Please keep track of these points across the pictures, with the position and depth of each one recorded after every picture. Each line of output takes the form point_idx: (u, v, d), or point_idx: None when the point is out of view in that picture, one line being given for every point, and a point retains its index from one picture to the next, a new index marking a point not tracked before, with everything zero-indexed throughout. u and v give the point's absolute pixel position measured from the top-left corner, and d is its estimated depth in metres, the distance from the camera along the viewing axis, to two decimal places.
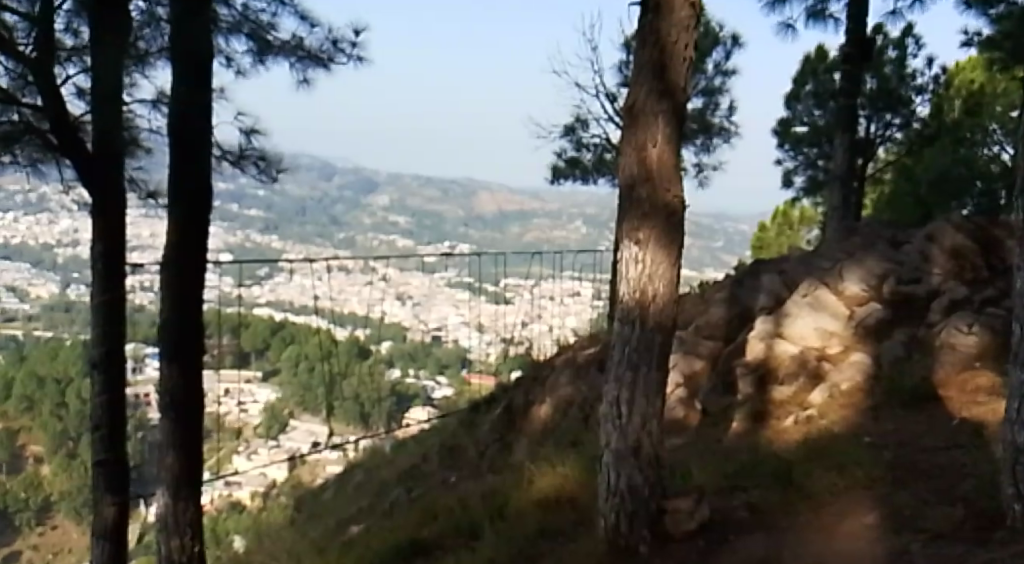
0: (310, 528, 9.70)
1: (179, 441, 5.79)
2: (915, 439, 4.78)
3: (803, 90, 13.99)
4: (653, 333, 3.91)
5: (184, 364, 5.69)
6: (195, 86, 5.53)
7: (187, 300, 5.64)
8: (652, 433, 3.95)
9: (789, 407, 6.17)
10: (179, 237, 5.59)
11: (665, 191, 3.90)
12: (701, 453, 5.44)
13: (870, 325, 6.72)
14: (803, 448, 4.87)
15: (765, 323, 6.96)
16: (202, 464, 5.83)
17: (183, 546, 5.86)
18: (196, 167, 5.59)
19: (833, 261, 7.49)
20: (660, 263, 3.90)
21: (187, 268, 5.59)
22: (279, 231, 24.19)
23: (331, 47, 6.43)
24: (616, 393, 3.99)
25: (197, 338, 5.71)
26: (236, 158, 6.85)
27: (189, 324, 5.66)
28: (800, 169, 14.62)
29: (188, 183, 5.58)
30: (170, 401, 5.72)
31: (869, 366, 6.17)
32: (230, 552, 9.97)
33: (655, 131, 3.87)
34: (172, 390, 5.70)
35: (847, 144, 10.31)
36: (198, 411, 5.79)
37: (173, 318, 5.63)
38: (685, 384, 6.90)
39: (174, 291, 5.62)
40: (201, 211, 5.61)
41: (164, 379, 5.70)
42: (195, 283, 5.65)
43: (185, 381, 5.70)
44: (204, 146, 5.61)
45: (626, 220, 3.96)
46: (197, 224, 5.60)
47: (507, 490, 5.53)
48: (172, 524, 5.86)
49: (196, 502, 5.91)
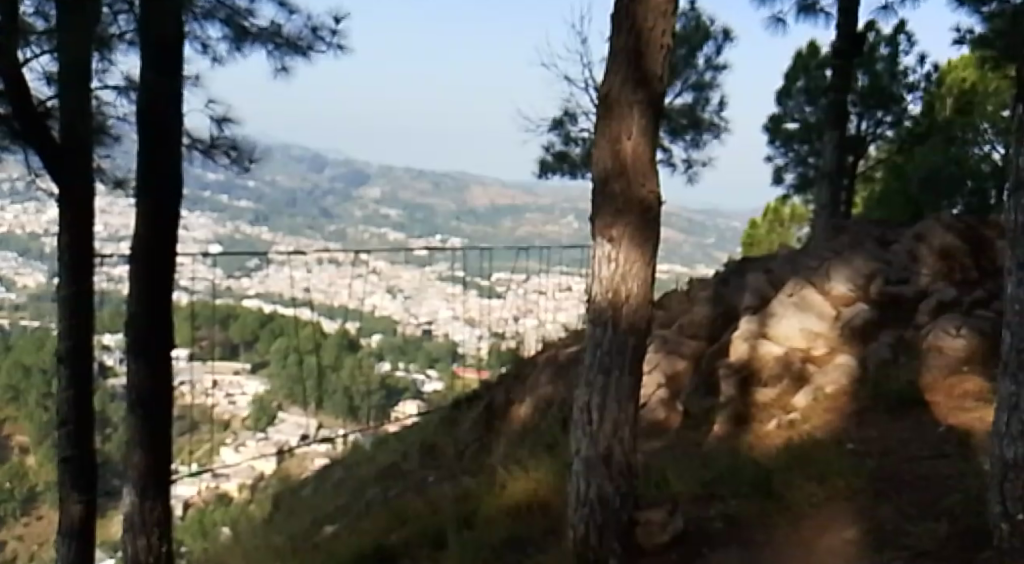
0: (286, 526, 9.49)
1: (146, 439, 5.58)
2: (901, 446, 4.60)
3: (794, 86, 13.79)
4: (625, 336, 3.71)
5: (151, 359, 5.49)
6: (162, 72, 5.33)
7: (156, 293, 5.44)
8: (623, 440, 3.75)
9: (772, 411, 5.97)
10: (148, 227, 5.39)
11: (640, 186, 3.69)
12: (680, 458, 5.27)
13: (857, 326, 6.53)
14: (784, 454, 4.69)
15: (750, 323, 6.77)
16: (169, 463, 5.64)
17: (150, 547, 5.65)
18: (165, 153, 5.38)
19: (820, 260, 7.32)
20: (634, 262, 3.69)
21: (155, 259, 5.39)
22: (269, 223, 23.95)
23: (310, 35, 6.14)
24: (587, 398, 3.79)
25: (166, 332, 5.51)
26: (207, 147, 6.63)
27: (158, 317, 5.46)
28: (790, 167, 14.48)
29: (157, 170, 5.36)
30: (137, 396, 5.52)
31: (854, 369, 5.99)
32: (208, 548, 9.76)
33: (630, 123, 3.66)
34: (140, 386, 5.49)
35: (838, 140, 10.13)
36: (166, 407, 5.60)
37: (141, 311, 5.43)
38: (667, 384, 6.71)
39: (143, 283, 5.42)
40: (171, 199, 5.41)
41: (131, 374, 5.51)
42: (163, 275, 5.44)
43: (153, 376, 5.50)
44: (173, 132, 5.40)
45: (599, 216, 3.75)
46: (166, 213, 5.40)
47: (480, 494, 5.37)
48: (140, 523, 5.67)
49: (163, 502, 5.71)
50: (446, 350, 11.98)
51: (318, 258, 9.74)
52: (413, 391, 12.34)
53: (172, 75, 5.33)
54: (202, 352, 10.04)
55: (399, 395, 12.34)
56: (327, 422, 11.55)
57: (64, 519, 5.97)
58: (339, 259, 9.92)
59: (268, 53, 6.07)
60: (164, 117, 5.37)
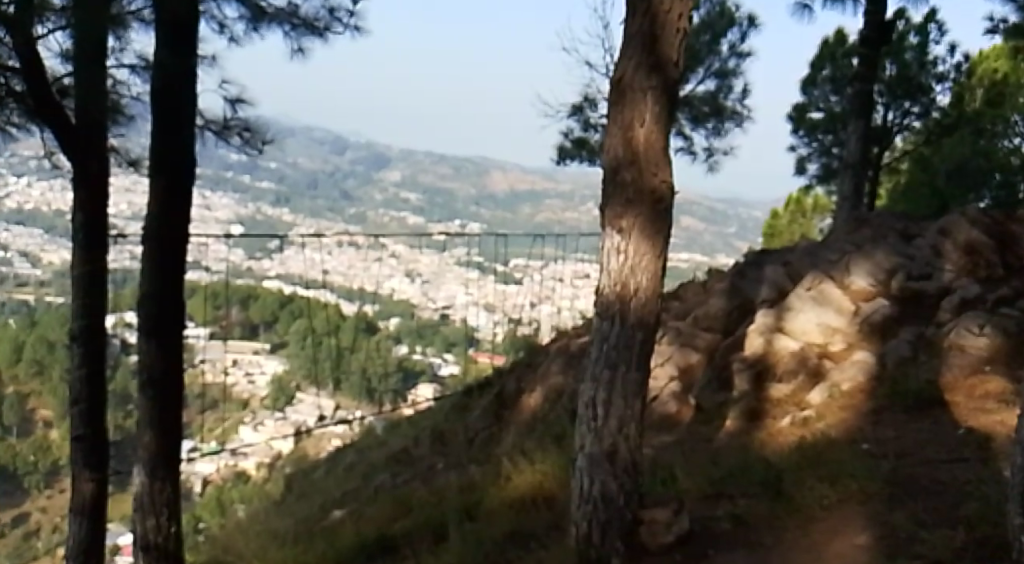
0: (295, 509, 9.45)
1: (156, 420, 5.52)
2: (920, 448, 4.47)
3: (820, 75, 13.58)
4: (633, 330, 3.60)
5: (162, 340, 5.41)
6: (172, 50, 5.25)
7: (168, 273, 5.35)
8: (629, 438, 3.65)
9: (786, 407, 5.85)
10: (161, 206, 5.31)
11: (652, 176, 3.56)
12: (688, 454, 5.17)
13: (876, 322, 6.39)
14: (797, 453, 4.57)
15: (767, 316, 6.65)
16: (180, 444, 5.58)
17: (160, 527, 5.64)
18: (178, 132, 5.30)
19: (840, 253, 7.18)
20: (643, 255, 3.57)
21: (168, 238, 5.31)
22: (289, 204, 23.95)
23: (327, 15, 6.03)
24: (593, 393, 3.69)
25: (178, 312, 5.43)
26: (220, 129, 6.53)
27: (169, 297, 5.39)
28: (813, 157, 14.31)
29: (170, 148, 5.28)
30: (148, 377, 5.45)
31: (872, 366, 5.86)
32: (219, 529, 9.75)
33: (643, 110, 3.53)
34: (150, 367, 5.43)
35: (862, 131, 9.94)
36: (177, 388, 5.53)
37: (152, 290, 5.35)
38: (680, 377, 6.61)
39: (155, 262, 5.34)
40: (184, 179, 5.33)
41: (142, 354, 5.43)
42: (176, 254, 5.36)
43: (164, 357, 5.43)
44: (187, 111, 5.32)
45: (609, 206, 3.63)
46: (179, 192, 5.32)
47: (486, 483, 5.33)
48: (149, 505, 5.61)
49: (173, 483, 5.67)
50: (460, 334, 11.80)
51: (338, 240, 9.70)
52: (429, 374, 12.57)
53: (188, 54, 5.26)
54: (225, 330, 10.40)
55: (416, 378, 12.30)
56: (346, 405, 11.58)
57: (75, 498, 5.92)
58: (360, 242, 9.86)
59: (285, 34, 5.98)
60: (175, 96, 5.29)
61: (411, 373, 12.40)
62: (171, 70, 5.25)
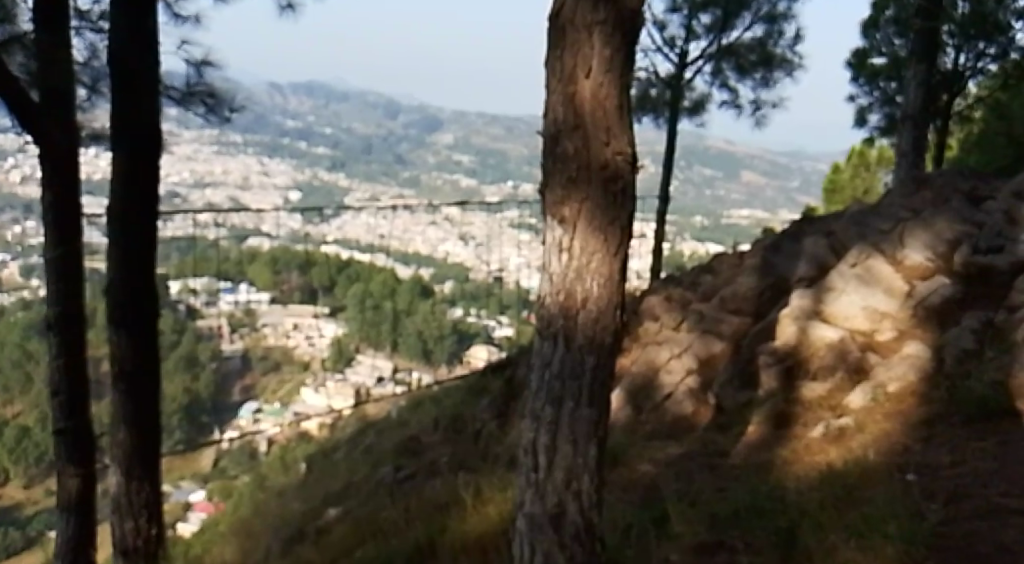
0: (309, 494, 8.74)
1: (129, 414, 4.80)
2: (980, 487, 3.52)
3: (882, 17, 12.23)
4: (581, 355, 2.69)
5: (134, 329, 4.66)
6: (129, 8, 4.44)
7: (135, 258, 4.59)
8: (579, 494, 2.78)
9: (819, 412, 4.89)
10: (126, 186, 4.55)
11: (603, 147, 2.62)
12: (701, 479, 4.26)
13: (934, 306, 5.38)
14: (825, 488, 3.64)
15: (802, 299, 5.64)
16: (159, 438, 4.85)
17: (138, 530, 4.94)
18: (138, 102, 4.51)
19: (893, 221, 6.16)
20: (592, 253, 2.65)
21: (136, 222, 4.56)
22: (346, 172, 23.64)
23: None
24: (538, 434, 2.79)
25: (149, 299, 4.68)
26: (183, 96, 5.20)
27: (140, 280, 4.63)
28: (875, 106, 13.12)
29: (134, 120, 4.51)
30: (119, 368, 4.73)
31: (927, 362, 4.88)
32: (231, 518, 9.07)
33: (587, 56, 2.57)
34: (121, 359, 4.70)
35: (924, 79, 8.74)
36: (154, 379, 4.80)
37: (119, 277, 4.61)
38: (700, 371, 5.63)
39: (121, 248, 4.58)
40: (151, 157, 4.56)
41: (113, 345, 4.71)
42: (147, 237, 4.61)
43: (138, 348, 4.69)
44: (150, 80, 4.53)
45: (549, 189, 2.71)
46: (146, 172, 4.57)
47: (475, 495, 4.51)
48: (127, 504, 4.92)
49: (154, 482, 4.94)
50: (515, 295, 10.72)
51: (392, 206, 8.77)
52: (485, 335, 11.15)
53: (143, 16, 4.49)
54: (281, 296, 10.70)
55: (469, 341, 11.56)
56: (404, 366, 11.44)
57: (60, 491, 5.10)
58: (414, 205, 8.98)
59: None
60: (142, 64, 4.50)
61: (466, 335, 11.39)
62: (132, 35, 4.48)
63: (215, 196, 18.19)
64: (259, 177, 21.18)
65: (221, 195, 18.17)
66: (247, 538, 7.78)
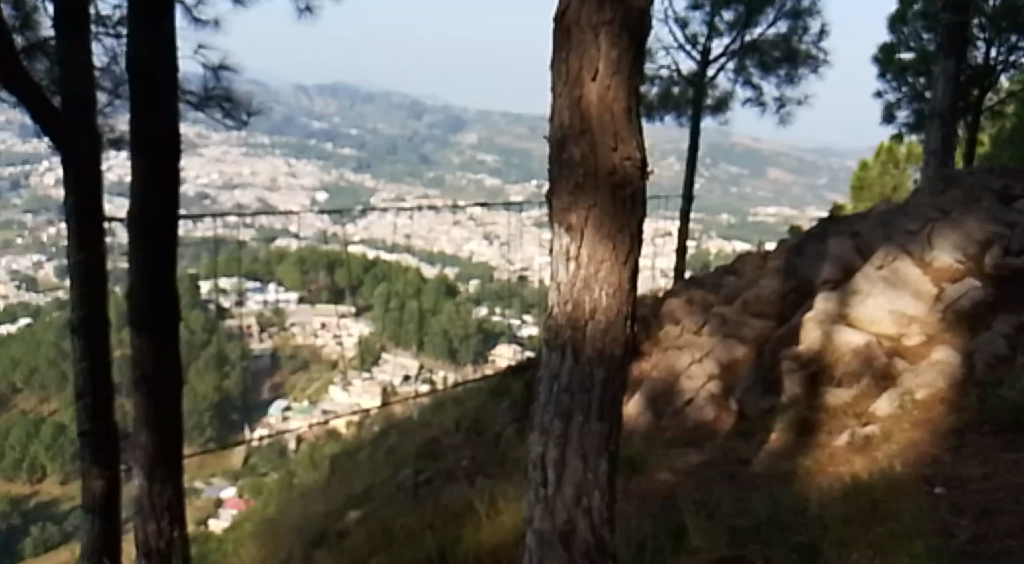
0: (332, 494, 8.69)
1: (151, 418, 4.69)
2: (1011, 502, 3.38)
3: (910, 11, 12.02)
4: (591, 368, 2.61)
5: (154, 334, 4.56)
6: (148, 12, 4.35)
7: (155, 261, 4.51)
8: (591, 511, 2.68)
9: (844, 419, 4.76)
10: (146, 189, 4.44)
11: (611, 152, 2.53)
12: (721, 488, 4.14)
13: (963, 309, 5.24)
14: (849, 501, 3.52)
15: (827, 302, 5.50)
16: (181, 443, 4.75)
17: (161, 532, 4.83)
18: (156, 107, 4.42)
19: (921, 221, 6.01)
20: (601, 262, 2.57)
21: (156, 226, 4.46)
22: (372, 171, 23.70)
23: None
24: (561, 449, 2.66)
25: (170, 302, 4.57)
26: (201, 100, 5.09)
27: (161, 285, 4.53)
28: (903, 102, 12.91)
29: (153, 124, 4.41)
30: (140, 372, 4.63)
31: (957, 368, 4.73)
32: (253, 520, 9.06)
33: (593, 58, 2.49)
34: (142, 363, 4.60)
35: (952, 73, 8.52)
36: (176, 383, 4.69)
37: (140, 280, 4.52)
38: (722, 375, 5.50)
39: (141, 252, 4.49)
40: (171, 161, 4.46)
41: (133, 349, 4.61)
42: (167, 241, 4.51)
43: (159, 354, 4.58)
44: (165, 80, 4.42)
45: (554, 195, 2.63)
46: (164, 175, 4.45)
47: (491, 501, 4.42)
48: (148, 507, 4.81)
49: (178, 487, 4.83)
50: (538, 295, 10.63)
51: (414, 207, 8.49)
52: (510, 334, 10.90)
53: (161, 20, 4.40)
54: (312, 296, 10.68)
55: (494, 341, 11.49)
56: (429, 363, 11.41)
57: (84, 492, 4.98)
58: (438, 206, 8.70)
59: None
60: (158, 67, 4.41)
61: (491, 335, 11.11)
62: (147, 38, 4.38)
63: (240, 197, 18.27)
64: (286, 178, 21.27)
65: (247, 196, 18.24)
66: (269, 539, 7.75)
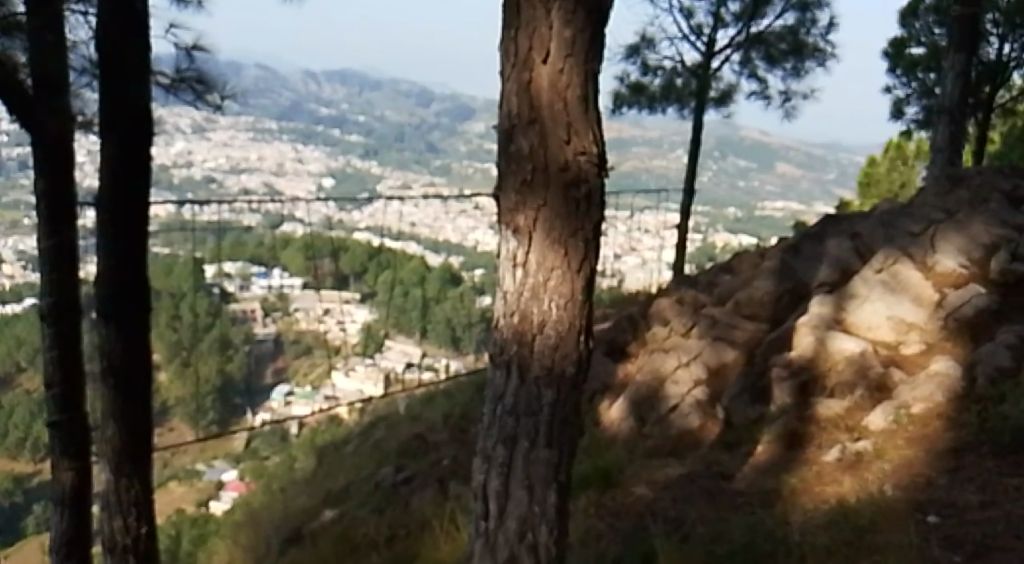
0: (322, 483, 8.41)
1: (118, 410, 4.18)
2: (1009, 537, 3.10)
3: (922, 4, 11.67)
4: (538, 389, 2.35)
5: (123, 320, 4.09)
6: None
7: (124, 243, 4.05)
8: (539, 547, 2.40)
9: (835, 432, 4.46)
10: (116, 168, 4.01)
11: (562, 146, 2.28)
12: (700, 507, 3.88)
13: (966, 318, 4.93)
14: (832, 531, 3.23)
15: (822, 307, 5.19)
16: (152, 437, 4.25)
17: (127, 530, 4.26)
18: (128, 84, 3.99)
19: (925, 222, 5.70)
20: (551, 269, 2.31)
21: (125, 205, 4.02)
22: (377, 160, 23.52)
23: None
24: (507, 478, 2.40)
25: (141, 286, 4.11)
26: (172, 83, 4.61)
27: (130, 268, 4.07)
28: (913, 97, 12.58)
29: (123, 98, 3.99)
30: (107, 361, 4.14)
31: (956, 381, 4.44)
32: (238, 511, 8.85)
33: (545, 37, 2.24)
34: (109, 352, 4.12)
35: (962, 69, 8.14)
36: (147, 371, 4.21)
37: (108, 265, 4.05)
38: (709, 381, 5.20)
39: (109, 235, 4.03)
40: (142, 138, 4.04)
41: (100, 338, 4.13)
42: (138, 221, 4.06)
43: (127, 341, 4.11)
44: (139, 53, 4.02)
45: (501, 193, 2.37)
46: (135, 153, 4.02)
47: (451, 518, 4.17)
48: (114, 503, 4.25)
49: (146, 483, 4.29)
50: None
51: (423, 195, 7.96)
52: None
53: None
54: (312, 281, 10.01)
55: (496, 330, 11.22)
56: (431, 353, 11.13)
57: (53, 485, 4.46)
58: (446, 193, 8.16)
59: None
60: (129, 45, 4.00)
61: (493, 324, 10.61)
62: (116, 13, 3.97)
63: (243, 183, 18.15)
64: (291, 164, 21.07)
65: (252, 182, 18.08)
66: (251, 532, 7.52)
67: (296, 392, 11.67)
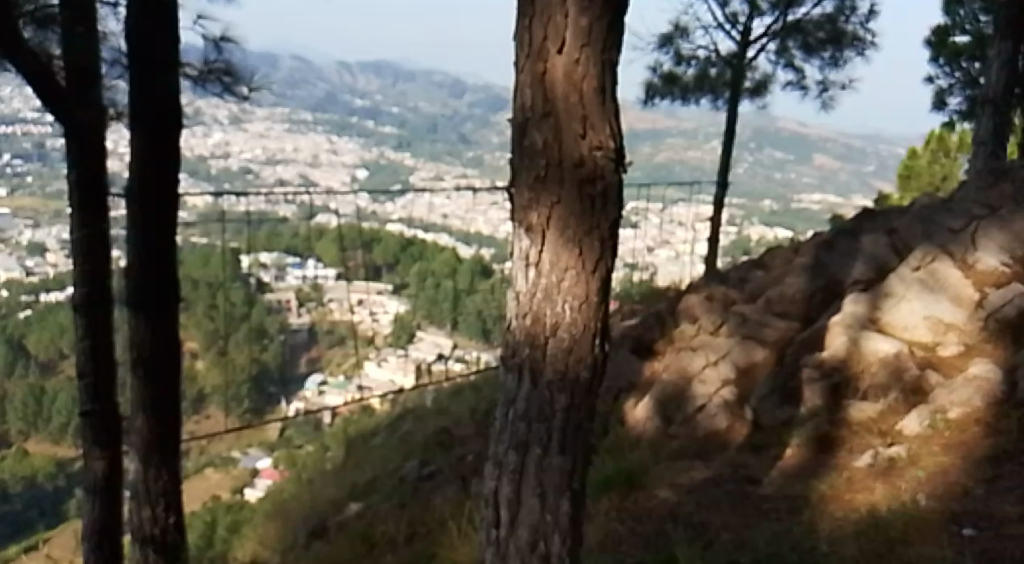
0: (349, 475, 8.36)
1: (148, 402, 4.27)
2: None
3: None
4: (550, 393, 2.25)
5: (153, 315, 4.15)
6: None
7: (155, 239, 4.07)
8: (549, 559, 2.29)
9: (868, 437, 4.31)
10: (145, 162, 4.00)
11: (576, 140, 2.16)
12: (726, 513, 3.75)
13: (1007, 319, 4.75)
14: (859, 544, 3.09)
15: (856, 306, 5.03)
16: (181, 428, 4.34)
17: (156, 520, 4.40)
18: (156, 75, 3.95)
19: (966, 218, 5.51)
20: (565, 269, 2.19)
21: (156, 201, 4.03)
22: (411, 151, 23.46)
23: None
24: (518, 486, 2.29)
25: (171, 281, 4.16)
26: (201, 75, 4.52)
27: (162, 264, 4.11)
28: (956, 88, 12.28)
29: (150, 92, 3.95)
30: (138, 354, 4.21)
31: (995, 385, 4.26)
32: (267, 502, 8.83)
33: (560, 25, 2.12)
34: (139, 345, 4.19)
35: (1007, 59, 7.89)
36: (176, 365, 4.28)
37: (139, 260, 4.09)
38: (739, 381, 5.05)
39: (140, 230, 4.06)
40: (171, 133, 4.02)
41: (131, 331, 4.19)
42: (168, 217, 4.09)
43: (157, 335, 4.18)
44: (168, 44, 3.98)
45: (513, 188, 2.26)
46: (165, 148, 4.01)
47: (470, 518, 4.08)
48: (144, 491, 4.39)
49: (174, 472, 4.40)
50: None
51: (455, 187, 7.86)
52: None
53: None
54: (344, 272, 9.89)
55: None
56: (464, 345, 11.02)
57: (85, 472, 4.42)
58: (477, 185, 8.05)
59: None
60: (154, 36, 3.96)
61: None
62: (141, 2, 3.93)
63: (276, 173, 18.14)
64: (325, 155, 21.05)
65: (286, 173, 18.06)
66: (278, 524, 7.48)
67: (329, 382, 11.62)
